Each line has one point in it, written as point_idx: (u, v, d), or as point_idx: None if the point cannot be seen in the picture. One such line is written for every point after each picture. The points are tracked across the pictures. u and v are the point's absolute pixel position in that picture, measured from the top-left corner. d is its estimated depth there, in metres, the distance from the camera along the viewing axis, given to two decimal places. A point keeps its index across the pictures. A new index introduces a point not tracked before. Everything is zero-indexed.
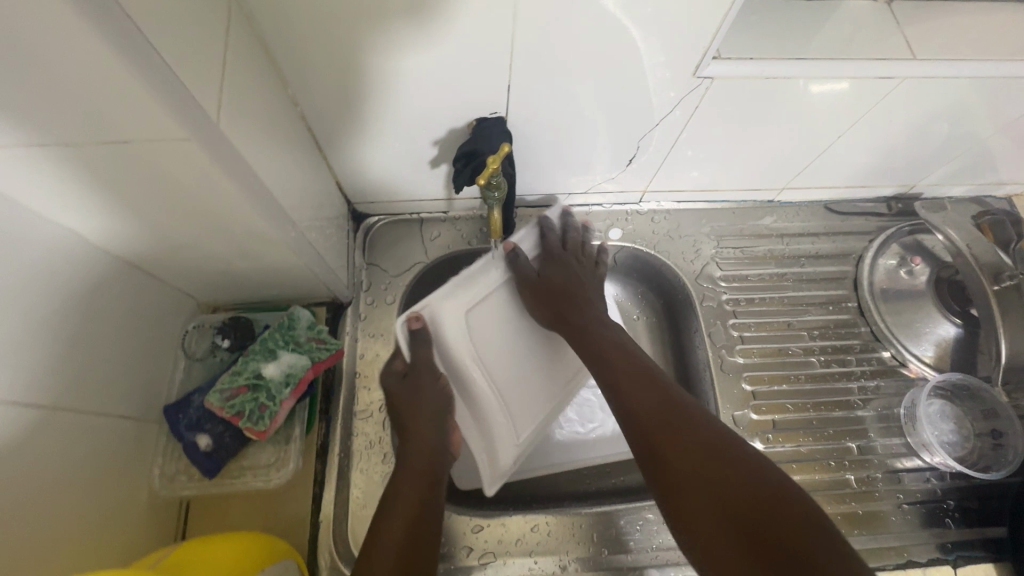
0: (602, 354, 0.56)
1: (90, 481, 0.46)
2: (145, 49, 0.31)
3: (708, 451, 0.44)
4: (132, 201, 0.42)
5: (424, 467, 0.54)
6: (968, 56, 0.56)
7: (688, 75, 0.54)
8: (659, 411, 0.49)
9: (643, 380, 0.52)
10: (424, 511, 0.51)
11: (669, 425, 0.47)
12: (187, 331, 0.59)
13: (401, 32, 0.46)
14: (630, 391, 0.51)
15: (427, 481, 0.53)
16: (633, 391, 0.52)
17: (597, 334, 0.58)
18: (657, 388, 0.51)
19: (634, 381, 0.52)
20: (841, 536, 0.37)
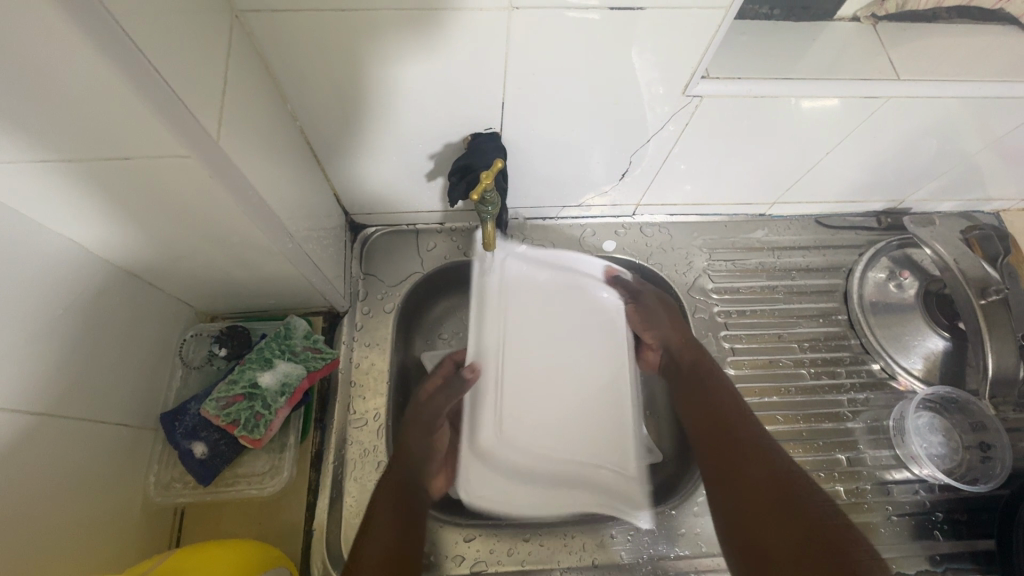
0: (713, 404, 0.66)
1: (86, 487, 0.46)
2: (148, 69, 0.32)
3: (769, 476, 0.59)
4: (133, 212, 0.43)
5: (406, 485, 0.58)
6: (952, 76, 0.57)
7: (678, 93, 0.55)
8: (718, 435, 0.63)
9: (744, 420, 0.65)
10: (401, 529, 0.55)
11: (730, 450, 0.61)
12: (185, 340, 0.60)
13: (398, 50, 0.48)
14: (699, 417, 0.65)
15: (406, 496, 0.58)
16: (704, 421, 0.65)
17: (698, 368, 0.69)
18: (729, 425, 0.63)
19: (722, 409, 0.65)
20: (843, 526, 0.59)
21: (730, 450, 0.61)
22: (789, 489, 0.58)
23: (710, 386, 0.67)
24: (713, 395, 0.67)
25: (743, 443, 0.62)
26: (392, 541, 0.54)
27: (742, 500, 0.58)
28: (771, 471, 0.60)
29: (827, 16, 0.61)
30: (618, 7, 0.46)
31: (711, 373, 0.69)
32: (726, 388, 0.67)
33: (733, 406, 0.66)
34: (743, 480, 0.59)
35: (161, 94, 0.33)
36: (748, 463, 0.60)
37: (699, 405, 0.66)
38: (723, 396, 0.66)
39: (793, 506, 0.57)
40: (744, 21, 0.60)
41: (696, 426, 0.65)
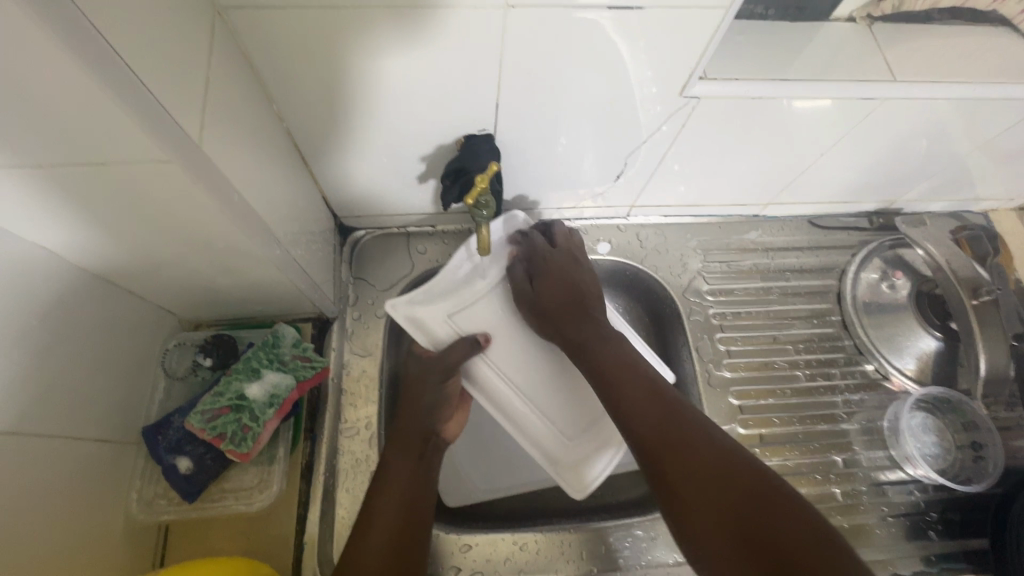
0: (619, 378, 0.55)
1: (64, 508, 0.44)
2: (124, 70, 0.30)
3: (716, 467, 0.45)
4: (111, 220, 0.41)
5: (406, 473, 0.55)
6: (946, 77, 0.57)
7: (675, 93, 0.54)
8: (659, 422, 0.49)
9: (660, 398, 0.52)
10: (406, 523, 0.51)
11: (674, 438, 0.47)
12: (168, 349, 0.58)
13: (391, 48, 0.46)
14: (629, 400, 0.52)
15: (414, 483, 0.54)
16: (619, 405, 0.53)
17: (597, 346, 0.59)
18: (644, 397, 0.52)
19: (632, 388, 0.53)
20: (849, 550, 0.38)
21: (667, 441, 0.48)
22: (731, 470, 0.44)
23: (580, 330, 0.61)
24: (601, 367, 0.57)
25: (665, 410, 0.50)
26: (394, 536, 0.50)
27: (701, 493, 0.44)
28: (722, 452, 0.46)
29: (822, 16, 0.60)
30: (615, 6, 0.44)
31: (595, 330, 0.60)
32: (613, 346, 0.58)
33: (637, 377, 0.54)
34: (707, 480, 0.44)
35: (139, 97, 0.31)
36: (682, 432, 0.48)
37: (603, 388, 0.55)
38: (613, 360, 0.57)
39: (776, 516, 0.40)
40: (739, 20, 0.59)
41: (597, 370, 0.57)
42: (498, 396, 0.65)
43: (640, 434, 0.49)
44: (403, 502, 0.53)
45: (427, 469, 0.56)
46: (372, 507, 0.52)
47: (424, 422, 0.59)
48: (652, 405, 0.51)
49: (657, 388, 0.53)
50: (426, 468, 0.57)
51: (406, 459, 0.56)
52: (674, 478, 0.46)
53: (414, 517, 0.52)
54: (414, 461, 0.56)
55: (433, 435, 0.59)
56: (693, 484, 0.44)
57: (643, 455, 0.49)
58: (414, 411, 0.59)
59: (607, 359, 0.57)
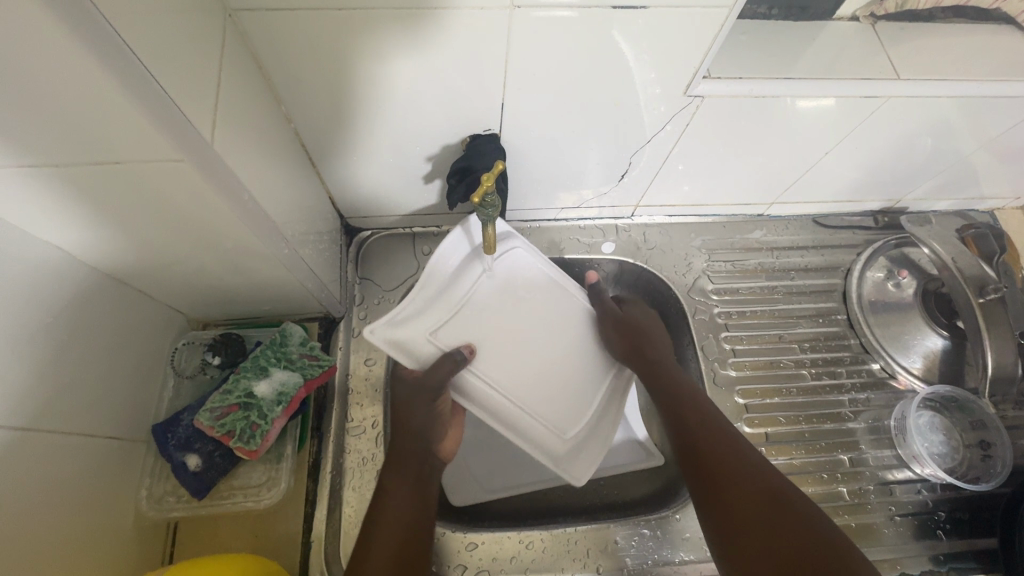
0: (694, 418, 0.55)
1: (75, 505, 0.44)
2: (135, 65, 0.30)
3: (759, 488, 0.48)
4: (124, 219, 0.41)
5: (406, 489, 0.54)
6: (951, 75, 0.57)
7: (678, 93, 0.55)
8: (716, 446, 0.52)
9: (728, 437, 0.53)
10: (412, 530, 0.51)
11: (723, 459, 0.51)
12: (178, 348, 0.59)
13: (398, 49, 0.47)
14: (693, 426, 0.55)
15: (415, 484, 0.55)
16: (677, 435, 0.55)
17: (666, 368, 0.61)
18: (712, 432, 0.54)
19: (694, 412, 0.56)
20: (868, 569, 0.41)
21: (714, 467, 0.51)
22: (777, 493, 0.48)
23: (648, 356, 0.62)
24: (665, 386, 0.59)
25: (716, 436, 0.53)
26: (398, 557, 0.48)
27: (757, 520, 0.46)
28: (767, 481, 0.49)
29: (825, 16, 0.61)
30: (621, 7, 0.45)
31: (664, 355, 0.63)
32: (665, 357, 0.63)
33: (704, 410, 0.56)
34: (756, 506, 0.47)
35: (152, 96, 0.32)
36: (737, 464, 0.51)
37: (661, 406, 0.59)
38: (683, 396, 0.58)
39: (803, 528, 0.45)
40: (742, 20, 0.59)
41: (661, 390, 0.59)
42: (487, 403, 0.61)
43: (692, 450, 0.53)
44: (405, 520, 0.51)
45: (426, 492, 0.55)
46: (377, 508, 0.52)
47: (417, 445, 0.57)
48: (714, 434, 0.54)
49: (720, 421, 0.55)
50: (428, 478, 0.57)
51: (402, 485, 0.53)
52: (720, 501, 0.49)
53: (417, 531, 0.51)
54: (411, 483, 0.54)
55: (430, 456, 0.58)
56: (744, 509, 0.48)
57: (696, 478, 0.52)
58: (409, 437, 0.56)
59: (678, 399, 0.58)
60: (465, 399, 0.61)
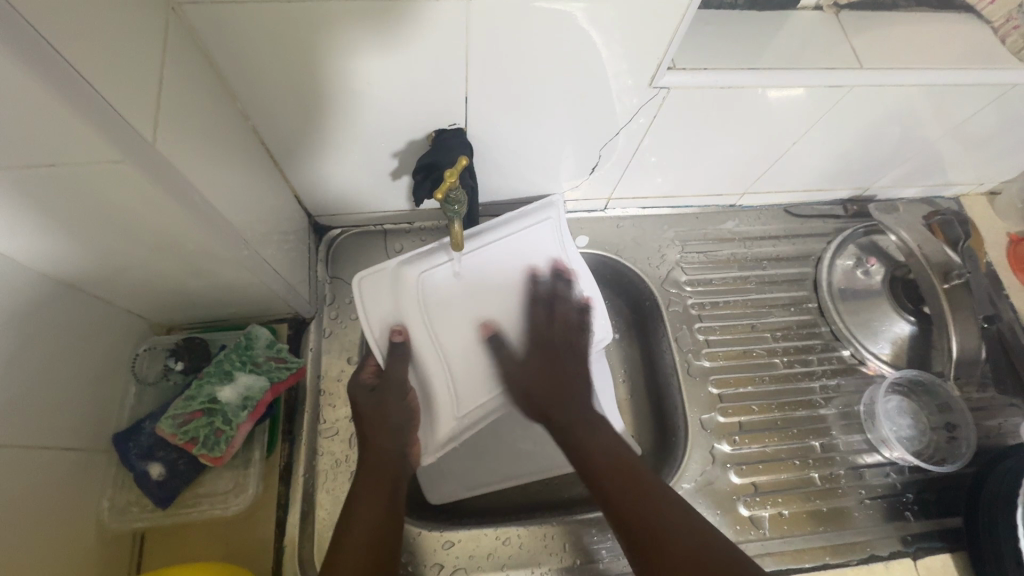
0: (602, 461, 0.55)
1: (34, 519, 0.43)
2: (61, 64, 0.29)
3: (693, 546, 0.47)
4: (70, 225, 0.40)
5: (381, 491, 0.54)
6: (913, 63, 0.58)
7: (644, 85, 0.54)
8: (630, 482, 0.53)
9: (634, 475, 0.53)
10: (389, 506, 0.53)
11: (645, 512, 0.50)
12: (138, 354, 0.57)
13: (356, 44, 0.45)
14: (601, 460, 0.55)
15: (390, 480, 0.55)
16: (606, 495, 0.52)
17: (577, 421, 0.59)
18: (621, 477, 0.53)
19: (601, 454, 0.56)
20: None
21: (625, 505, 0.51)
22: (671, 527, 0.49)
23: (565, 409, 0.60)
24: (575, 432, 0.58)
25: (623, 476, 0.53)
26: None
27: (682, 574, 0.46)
28: (682, 545, 0.47)
29: (789, 5, 0.61)
30: None
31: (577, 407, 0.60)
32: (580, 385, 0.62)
33: (617, 458, 0.55)
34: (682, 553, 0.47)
35: (79, 91, 0.30)
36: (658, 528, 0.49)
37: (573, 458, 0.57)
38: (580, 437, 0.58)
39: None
40: (707, 10, 0.59)
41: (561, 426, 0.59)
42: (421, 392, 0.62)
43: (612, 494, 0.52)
44: (372, 523, 0.51)
45: (396, 491, 0.55)
46: (350, 507, 0.52)
47: (395, 445, 0.57)
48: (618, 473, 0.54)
49: (620, 458, 0.55)
50: (398, 494, 0.55)
51: (379, 487, 0.54)
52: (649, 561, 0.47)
53: (385, 536, 0.51)
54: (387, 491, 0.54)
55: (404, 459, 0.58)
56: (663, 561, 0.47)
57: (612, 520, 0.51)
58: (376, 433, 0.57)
59: (580, 442, 0.57)
60: (453, 430, 0.60)
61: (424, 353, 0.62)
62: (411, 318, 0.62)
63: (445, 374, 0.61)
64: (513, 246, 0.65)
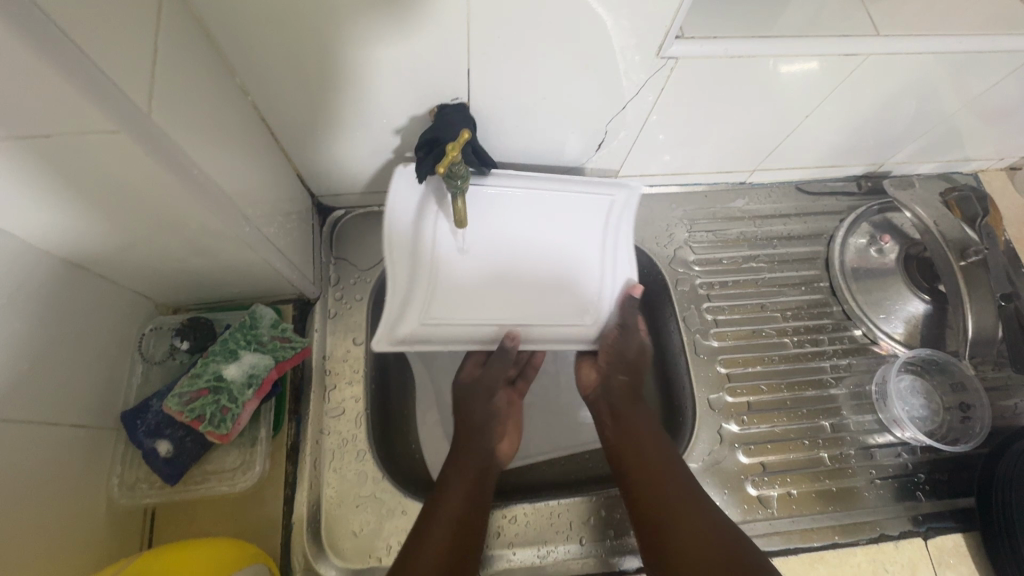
0: (633, 457, 0.59)
1: (44, 495, 0.43)
2: (54, 32, 0.28)
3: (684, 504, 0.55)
4: (69, 201, 0.39)
5: (465, 487, 0.56)
6: (934, 31, 0.55)
7: (651, 57, 0.52)
8: (636, 452, 0.60)
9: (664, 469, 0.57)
10: (471, 503, 0.55)
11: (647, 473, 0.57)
12: (145, 333, 0.57)
13: (353, 15, 0.44)
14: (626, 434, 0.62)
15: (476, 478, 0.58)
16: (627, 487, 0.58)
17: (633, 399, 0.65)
18: (642, 469, 0.58)
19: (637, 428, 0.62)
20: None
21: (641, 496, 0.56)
22: (688, 513, 0.54)
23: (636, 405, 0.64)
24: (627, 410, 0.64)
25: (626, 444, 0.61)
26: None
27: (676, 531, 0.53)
28: (694, 535, 0.52)
29: None
30: None
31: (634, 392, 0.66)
32: (622, 378, 0.65)
33: (656, 453, 0.59)
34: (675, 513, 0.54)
35: (73, 61, 0.29)
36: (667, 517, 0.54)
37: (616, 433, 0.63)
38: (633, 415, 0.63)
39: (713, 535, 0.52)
40: None
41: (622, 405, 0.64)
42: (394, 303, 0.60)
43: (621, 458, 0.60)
44: (457, 515, 0.54)
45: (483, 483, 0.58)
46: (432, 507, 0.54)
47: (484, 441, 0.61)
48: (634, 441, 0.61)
49: (667, 454, 0.59)
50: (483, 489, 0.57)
51: (466, 481, 0.57)
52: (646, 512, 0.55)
53: (468, 526, 0.53)
54: (473, 477, 0.57)
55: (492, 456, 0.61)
56: (670, 546, 0.52)
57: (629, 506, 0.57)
58: (470, 434, 0.61)
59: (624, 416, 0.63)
60: (421, 331, 0.59)
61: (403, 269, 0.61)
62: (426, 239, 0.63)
63: (427, 288, 0.61)
64: (564, 210, 0.66)
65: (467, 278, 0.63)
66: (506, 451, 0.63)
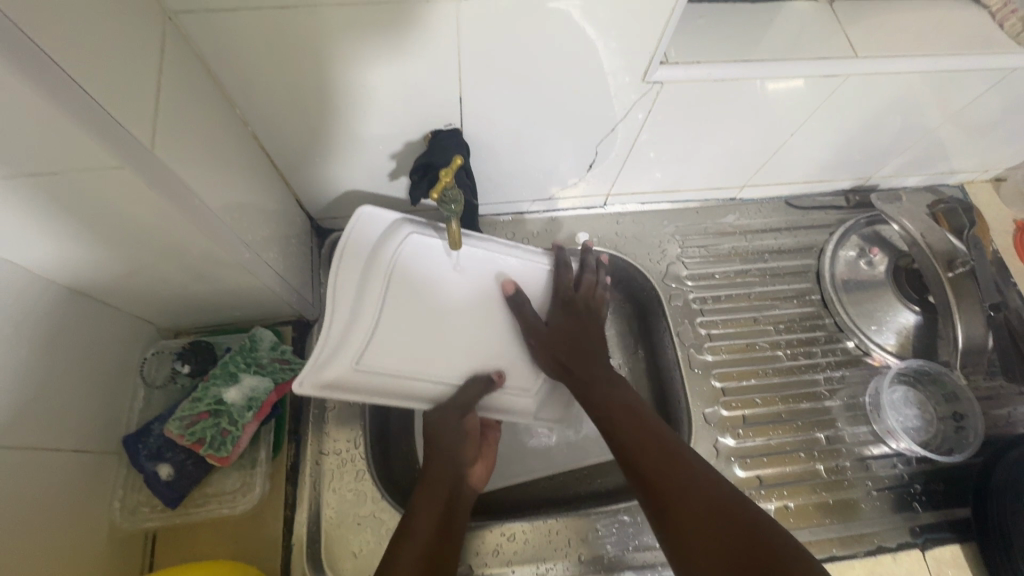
0: (626, 434, 0.53)
1: (47, 521, 0.44)
2: (60, 75, 0.30)
3: (701, 486, 0.47)
4: (74, 233, 0.41)
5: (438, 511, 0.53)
6: (911, 51, 0.57)
7: (636, 81, 0.54)
8: (638, 425, 0.53)
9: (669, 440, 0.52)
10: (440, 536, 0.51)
11: (649, 451, 0.51)
12: (147, 358, 0.58)
13: (348, 47, 0.46)
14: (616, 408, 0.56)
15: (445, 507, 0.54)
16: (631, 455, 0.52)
17: (600, 374, 0.59)
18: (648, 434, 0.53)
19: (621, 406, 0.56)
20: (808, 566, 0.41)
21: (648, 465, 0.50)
22: (716, 500, 0.46)
23: (604, 371, 0.59)
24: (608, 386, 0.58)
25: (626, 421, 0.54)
26: None
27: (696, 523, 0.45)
28: (707, 492, 0.47)
29: None
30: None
31: (599, 353, 0.61)
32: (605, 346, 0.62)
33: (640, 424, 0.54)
34: (694, 498, 0.47)
35: (79, 103, 0.31)
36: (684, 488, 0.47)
37: (598, 412, 0.56)
38: (618, 385, 0.58)
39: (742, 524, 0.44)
40: (699, 5, 0.60)
41: (595, 383, 0.58)
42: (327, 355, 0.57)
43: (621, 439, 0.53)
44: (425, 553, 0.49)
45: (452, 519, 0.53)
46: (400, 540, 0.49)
47: (451, 468, 0.56)
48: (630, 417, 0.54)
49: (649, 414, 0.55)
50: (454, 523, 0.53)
51: (432, 507, 0.53)
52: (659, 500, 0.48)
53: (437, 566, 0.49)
54: (442, 507, 0.53)
55: (460, 484, 0.56)
56: (690, 532, 0.45)
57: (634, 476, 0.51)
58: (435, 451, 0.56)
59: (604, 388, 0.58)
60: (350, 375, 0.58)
61: (341, 301, 0.59)
62: (376, 269, 0.61)
63: (361, 323, 0.60)
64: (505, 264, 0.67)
65: (402, 309, 0.62)
66: (477, 477, 0.59)
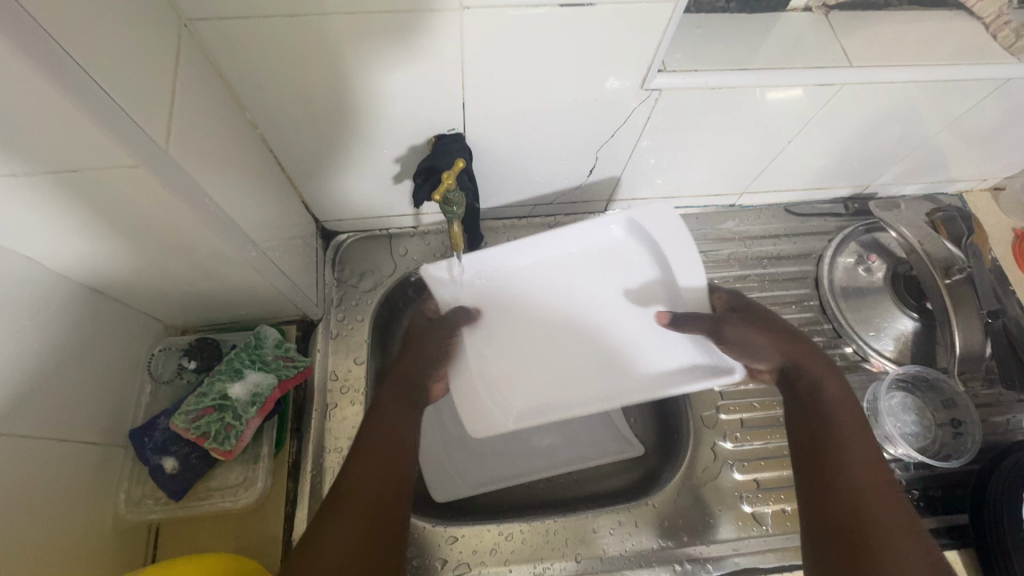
0: (822, 429, 0.52)
1: (55, 511, 0.45)
2: (81, 77, 0.31)
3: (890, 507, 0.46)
4: (88, 229, 0.42)
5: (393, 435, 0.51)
6: (906, 62, 0.58)
7: (635, 88, 0.56)
8: (837, 421, 0.52)
9: (881, 482, 0.48)
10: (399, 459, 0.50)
11: (834, 443, 0.50)
12: (154, 354, 0.59)
13: (355, 52, 0.47)
14: (834, 407, 0.53)
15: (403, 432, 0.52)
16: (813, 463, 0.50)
17: (825, 382, 0.55)
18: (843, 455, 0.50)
19: (848, 420, 0.52)
20: None
21: (845, 500, 0.47)
22: (891, 522, 0.45)
23: (821, 391, 0.54)
24: (826, 394, 0.54)
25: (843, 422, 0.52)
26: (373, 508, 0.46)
27: (860, 522, 0.45)
28: (881, 513, 0.46)
29: (780, 7, 0.62)
30: (568, 4, 0.45)
31: (829, 374, 0.56)
32: (831, 379, 0.55)
33: (857, 446, 0.50)
34: (886, 516, 0.45)
35: (97, 103, 0.32)
36: (862, 515, 0.45)
37: (805, 402, 0.54)
38: (834, 398, 0.54)
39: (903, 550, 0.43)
40: (697, 15, 0.61)
41: (811, 383, 0.55)
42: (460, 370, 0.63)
43: (810, 425, 0.53)
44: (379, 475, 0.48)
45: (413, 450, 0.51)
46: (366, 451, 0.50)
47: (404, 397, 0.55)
48: (847, 423, 0.52)
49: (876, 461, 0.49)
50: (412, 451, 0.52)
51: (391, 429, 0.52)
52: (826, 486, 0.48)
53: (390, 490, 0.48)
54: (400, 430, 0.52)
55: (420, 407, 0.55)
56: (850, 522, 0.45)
57: (817, 510, 0.48)
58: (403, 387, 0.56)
59: (828, 391, 0.54)
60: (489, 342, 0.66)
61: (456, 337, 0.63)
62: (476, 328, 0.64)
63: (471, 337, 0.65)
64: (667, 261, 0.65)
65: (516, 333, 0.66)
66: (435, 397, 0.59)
